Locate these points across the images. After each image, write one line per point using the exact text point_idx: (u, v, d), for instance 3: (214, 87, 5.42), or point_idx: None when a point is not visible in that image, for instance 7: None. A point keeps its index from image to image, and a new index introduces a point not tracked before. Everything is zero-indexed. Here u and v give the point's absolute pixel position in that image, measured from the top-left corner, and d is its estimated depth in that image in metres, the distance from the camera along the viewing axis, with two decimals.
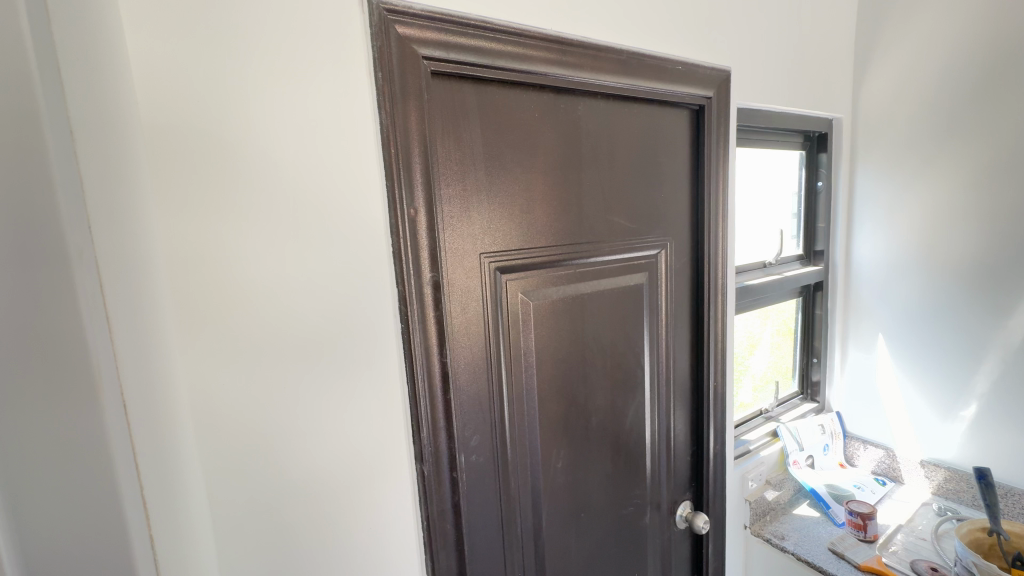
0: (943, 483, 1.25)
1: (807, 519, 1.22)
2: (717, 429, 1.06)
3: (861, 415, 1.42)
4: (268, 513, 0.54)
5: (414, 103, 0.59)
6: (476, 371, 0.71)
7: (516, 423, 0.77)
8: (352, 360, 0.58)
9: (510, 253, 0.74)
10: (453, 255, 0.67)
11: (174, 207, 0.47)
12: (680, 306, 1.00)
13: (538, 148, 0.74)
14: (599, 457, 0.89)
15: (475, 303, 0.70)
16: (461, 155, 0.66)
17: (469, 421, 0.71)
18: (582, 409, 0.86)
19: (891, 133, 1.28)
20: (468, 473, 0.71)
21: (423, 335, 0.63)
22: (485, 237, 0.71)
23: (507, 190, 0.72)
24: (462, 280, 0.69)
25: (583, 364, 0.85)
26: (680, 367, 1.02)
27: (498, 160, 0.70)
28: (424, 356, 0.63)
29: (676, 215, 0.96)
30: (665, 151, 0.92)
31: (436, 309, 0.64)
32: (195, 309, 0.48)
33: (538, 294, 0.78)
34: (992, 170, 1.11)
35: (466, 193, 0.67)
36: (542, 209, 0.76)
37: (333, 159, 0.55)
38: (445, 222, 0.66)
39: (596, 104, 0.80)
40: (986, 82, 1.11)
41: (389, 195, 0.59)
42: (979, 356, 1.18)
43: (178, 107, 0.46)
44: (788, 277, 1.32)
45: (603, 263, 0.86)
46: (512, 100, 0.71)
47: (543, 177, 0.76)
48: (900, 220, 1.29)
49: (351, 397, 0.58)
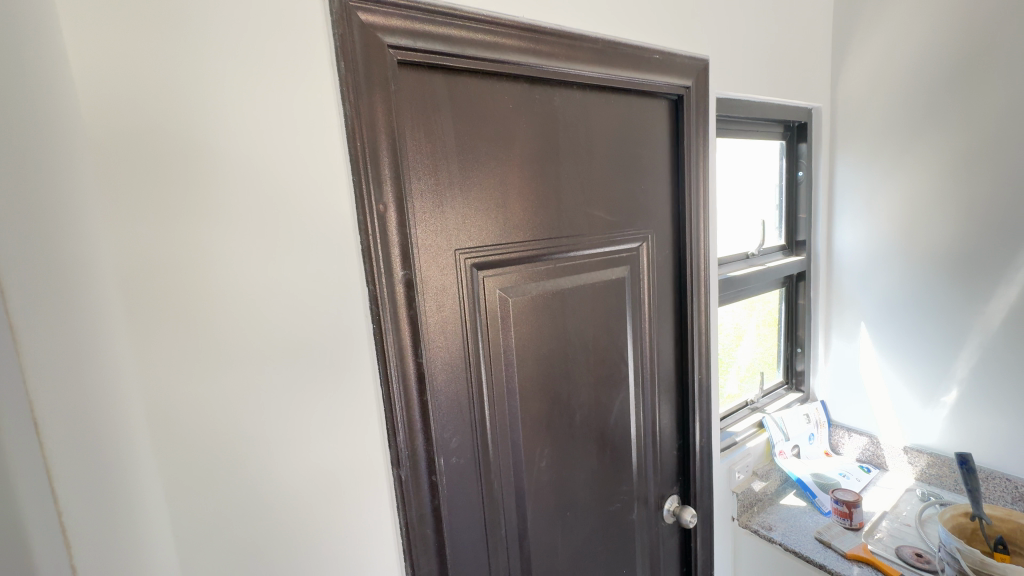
0: (925, 469, 1.26)
1: (794, 508, 1.22)
2: (702, 421, 1.05)
3: (844, 404, 1.43)
4: (234, 525, 0.51)
5: (381, 94, 0.57)
6: (454, 372, 0.69)
7: (497, 423, 0.75)
8: (324, 366, 0.56)
9: (486, 248, 0.71)
10: (426, 251, 0.65)
11: (124, 200, 0.44)
12: (663, 299, 0.99)
13: (513, 140, 0.72)
14: (584, 454, 0.88)
15: (449, 304, 0.68)
16: (432, 147, 0.64)
17: (448, 422, 0.69)
18: (565, 406, 0.84)
19: (868, 121, 1.29)
20: (449, 476, 0.69)
21: (397, 335, 0.61)
22: (460, 232, 0.68)
23: (482, 184, 0.70)
24: (437, 278, 0.67)
25: (565, 362, 0.83)
26: (664, 360, 1.01)
27: (473, 153, 0.68)
28: (398, 357, 0.61)
29: (657, 206, 0.95)
30: (644, 142, 0.90)
31: (410, 309, 0.62)
32: (150, 315, 0.46)
33: (517, 290, 0.76)
34: (968, 156, 1.12)
35: (438, 187, 0.65)
36: (519, 202, 0.74)
37: (297, 149, 0.52)
38: (417, 218, 0.64)
39: (573, 94, 0.78)
40: (962, 67, 1.11)
41: (356, 190, 0.57)
42: (958, 343, 1.19)
43: (127, 100, 0.43)
44: (771, 268, 1.31)
45: (582, 257, 0.84)
46: (485, 91, 0.69)
47: (519, 170, 0.73)
48: (878, 208, 1.29)
49: (322, 397, 0.56)
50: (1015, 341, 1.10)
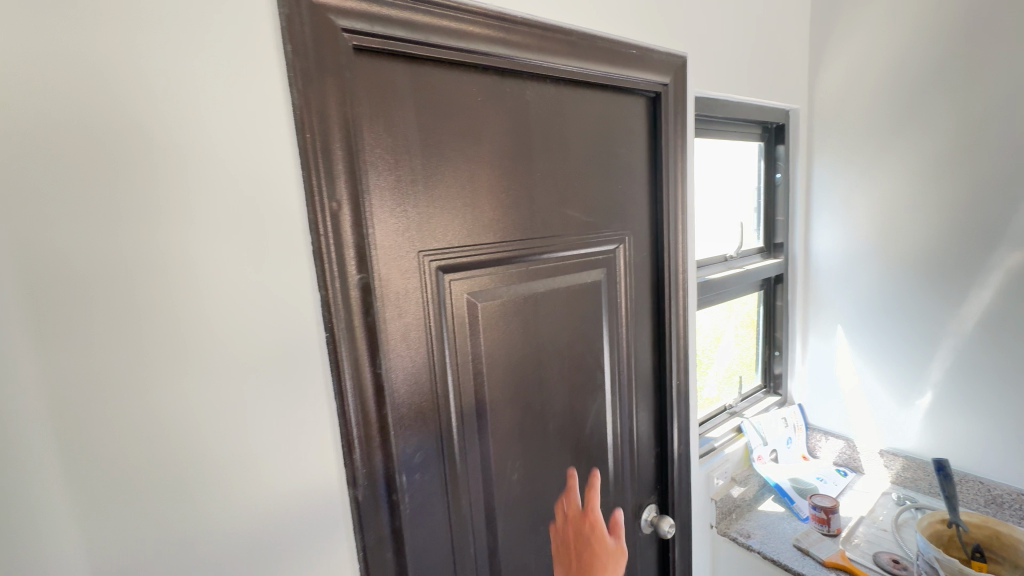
0: (901, 472, 1.26)
1: (772, 514, 1.20)
2: (680, 428, 1.02)
3: (821, 407, 1.42)
4: (157, 563, 0.45)
5: (333, 82, 0.52)
6: (417, 382, 0.65)
7: (466, 435, 0.71)
8: (268, 380, 0.51)
9: (453, 250, 0.67)
10: (386, 253, 0.60)
11: (23, 193, 0.38)
12: (640, 302, 0.96)
13: (481, 135, 0.68)
14: (558, 465, 0.84)
15: (411, 309, 0.63)
16: (392, 141, 0.60)
17: (411, 436, 0.64)
18: (539, 416, 0.80)
19: (844, 124, 1.28)
20: (412, 493, 0.65)
21: (352, 344, 0.56)
22: (423, 233, 0.64)
23: (447, 182, 0.65)
24: (399, 282, 0.62)
25: (538, 369, 0.79)
26: (642, 366, 0.98)
27: (438, 148, 0.64)
28: (354, 368, 0.56)
29: (634, 207, 0.91)
30: (621, 139, 0.87)
31: (367, 315, 0.57)
32: (57, 327, 0.40)
33: (486, 294, 0.72)
34: (941, 160, 1.12)
35: (399, 184, 0.61)
36: (488, 201, 0.70)
37: (233, 138, 0.47)
38: (376, 217, 0.59)
39: (547, 88, 0.75)
40: (936, 71, 1.12)
41: (306, 185, 0.52)
42: (933, 346, 1.19)
43: (26, 78, 0.37)
44: (749, 271, 1.29)
45: (557, 259, 0.80)
46: (451, 82, 0.64)
47: (488, 167, 0.69)
48: (854, 211, 1.29)
49: (265, 413, 0.51)
50: (988, 345, 1.10)
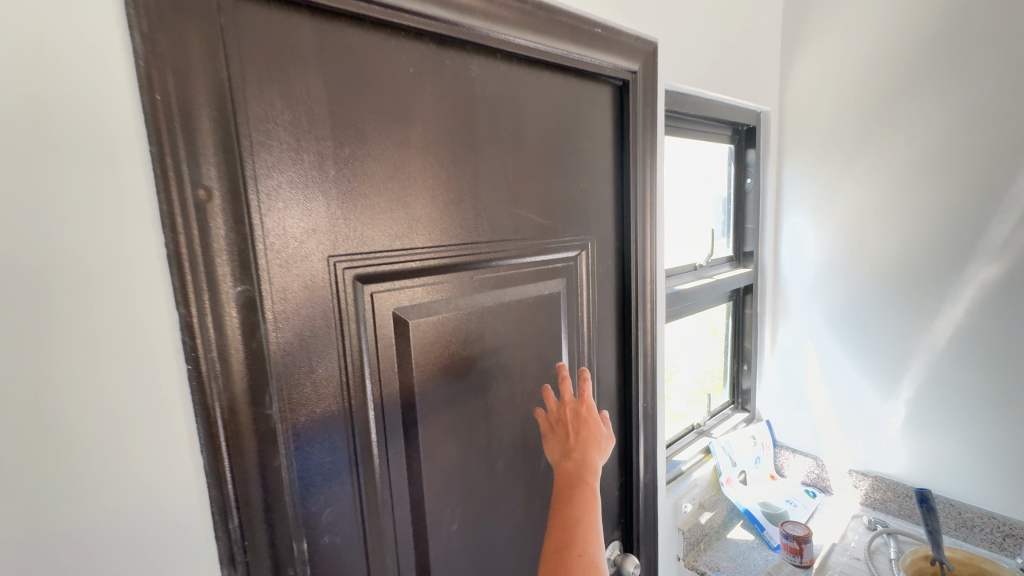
0: (870, 493, 1.21)
1: (742, 543, 1.12)
2: (647, 455, 0.92)
3: (789, 423, 1.37)
4: None
5: (201, 28, 0.39)
6: (327, 424, 0.51)
7: (392, 483, 0.58)
8: (99, 433, 0.37)
9: (376, 256, 0.54)
10: (282, 258, 0.46)
11: None
12: (605, 317, 0.85)
13: (414, 115, 0.56)
14: (507, 507, 0.72)
15: (319, 331, 0.50)
16: (292, 114, 0.46)
17: (318, 491, 0.50)
18: (485, 452, 0.68)
19: (815, 128, 1.23)
20: (317, 564, 0.51)
21: (227, 379, 0.42)
22: (336, 234, 0.50)
23: (368, 171, 0.52)
24: (302, 297, 0.48)
25: (485, 397, 0.67)
26: (606, 388, 0.87)
27: (356, 128, 0.51)
28: (231, 410, 0.43)
29: (599, 209, 0.81)
30: (584, 132, 0.77)
31: (251, 341, 0.43)
32: None
33: (420, 310, 0.59)
34: (915, 168, 1.08)
35: (302, 170, 0.47)
36: (422, 196, 0.57)
37: (32, 96, 0.33)
38: (268, 212, 0.45)
39: (497, 65, 0.63)
40: (909, 77, 1.07)
41: (157, 165, 0.38)
42: (904, 361, 1.14)
43: None
44: (719, 281, 1.21)
45: (508, 268, 0.68)
46: (374, 47, 0.52)
47: (422, 155, 0.57)
48: (825, 219, 1.24)
49: (88, 482, 0.36)
50: (960, 361, 1.07)
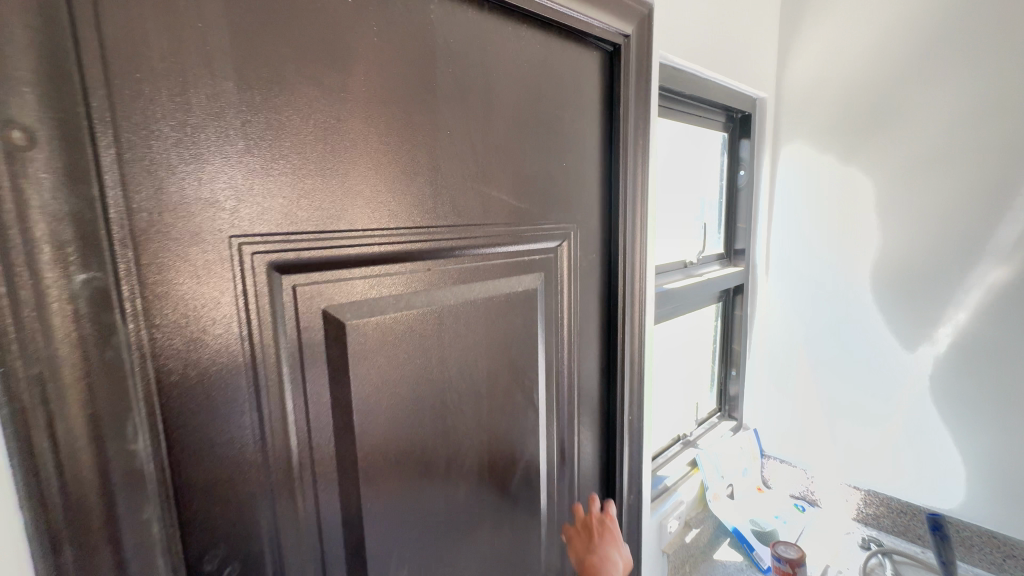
0: (863, 507, 1.15)
1: (730, 564, 1.03)
2: (631, 473, 0.82)
3: (779, 431, 1.30)
4: None
5: None
6: (227, 459, 0.39)
7: (320, 529, 0.45)
8: None
9: (300, 239, 0.42)
10: (156, 237, 0.34)
11: None
12: (588, 318, 0.75)
13: (354, 59, 0.44)
14: (469, 547, 0.60)
15: (214, 337, 0.37)
16: (175, 38, 0.34)
17: (211, 548, 0.38)
18: (444, 479, 0.56)
19: (814, 118, 1.15)
20: None
21: (61, 401, 0.29)
22: (243, 207, 0.38)
23: (290, 125, 0.40)
24: (190, 290, 0.36)
25: (444, 416, 0.55)
26: (588, 399, 0.76)
27: (272, 67, 0.39)
28: (67, 447, 0.30)
29: (583, 194, 0.71)
30: (568, 102, 0.66)
31: (105, 350, 0.31)
32: None
33: (362, 310, 0.47)
34: (921, 163, 1.01)
35: (190, 117, 0.35)
36: (364, 164, 0.45)
37: None
38: (135, 171, 0.32)
39: (464, 10, 0.52)
40: (916, 64, 1.00)
41: None
42: (903, 369, 1.08)
43: None
44: (710, 281, 1.12)
45: (475, 259, 0.57)
46: None
47: (364, 111, 0.45)
48: (821, 216, 1.16)
49: None
50: (961, 371, 1.00)
